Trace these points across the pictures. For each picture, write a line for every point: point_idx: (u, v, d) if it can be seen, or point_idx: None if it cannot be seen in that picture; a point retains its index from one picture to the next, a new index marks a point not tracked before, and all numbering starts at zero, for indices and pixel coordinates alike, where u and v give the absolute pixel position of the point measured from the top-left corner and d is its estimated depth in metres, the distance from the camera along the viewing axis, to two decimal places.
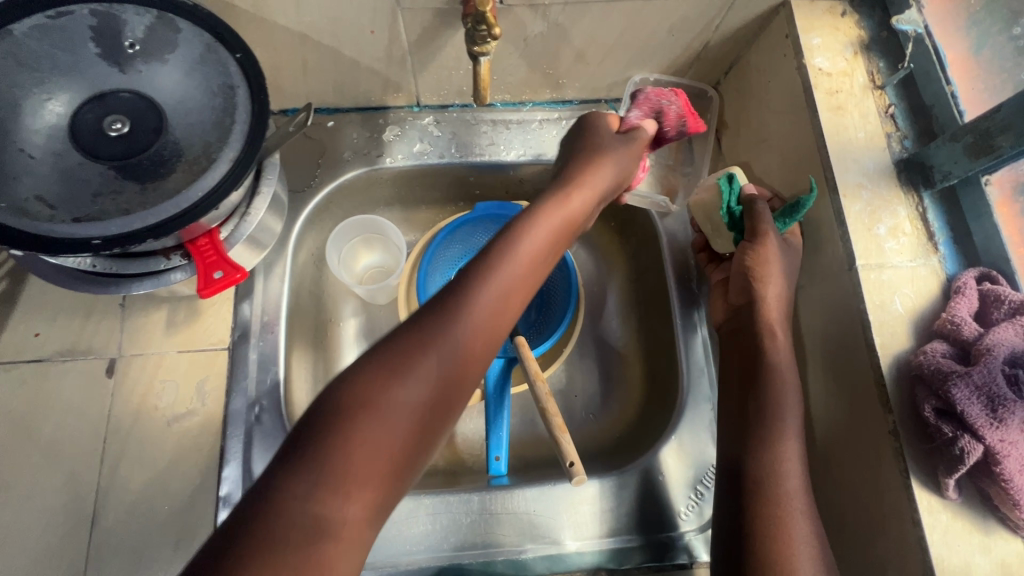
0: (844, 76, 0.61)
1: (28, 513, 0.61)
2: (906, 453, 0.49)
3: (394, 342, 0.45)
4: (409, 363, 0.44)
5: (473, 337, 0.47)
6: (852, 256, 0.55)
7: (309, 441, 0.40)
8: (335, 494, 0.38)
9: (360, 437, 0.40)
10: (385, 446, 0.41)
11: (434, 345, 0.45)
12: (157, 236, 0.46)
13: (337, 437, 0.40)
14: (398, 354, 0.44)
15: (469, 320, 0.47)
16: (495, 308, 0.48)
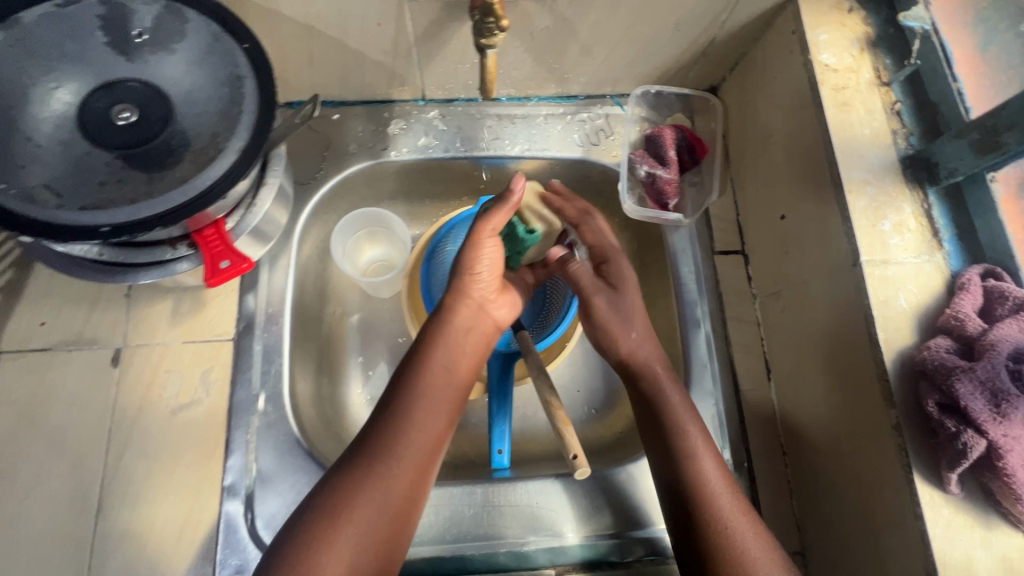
0: (850, 73, 0.61)
1: (33, 500, 0.61)
2: (909, 448, 0.50)
3: (363, 444, 0.55)
4: (375, 458, 0.54)
5: (424, 428, 0.56)
6: (857, 252, 0.55)
7: (302, 531, 0.50)
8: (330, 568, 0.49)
9: (343, 527, 0.50)
10: (365, 532, 0.51)
11: (392, 436, 0.55)
12: (165, 224, 0.46)
13: (327, 533, 0.50)
14: (366, 450, 0.54)
15: (415, 410, 0.57)
16: (442, 383, 0.59)
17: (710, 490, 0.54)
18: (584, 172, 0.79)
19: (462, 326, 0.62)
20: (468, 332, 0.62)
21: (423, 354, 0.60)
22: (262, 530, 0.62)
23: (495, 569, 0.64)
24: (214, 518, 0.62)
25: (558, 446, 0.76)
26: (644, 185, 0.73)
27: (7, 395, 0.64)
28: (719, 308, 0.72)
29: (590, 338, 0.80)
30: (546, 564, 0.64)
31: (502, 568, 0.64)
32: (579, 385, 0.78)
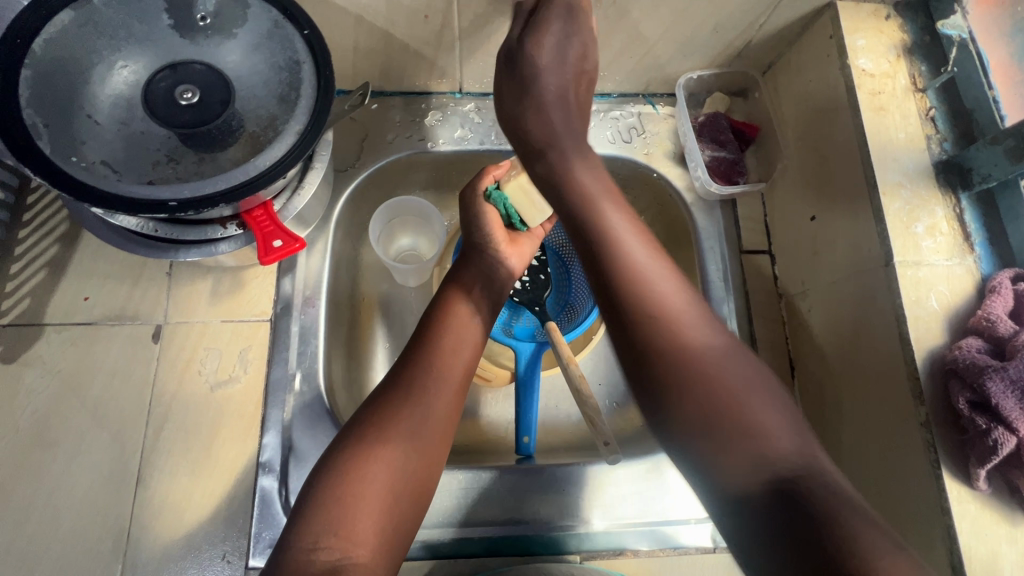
0: (887, 78, 0.62)
1: (75, 468, 0.63)
2: (937, 444, 0.51)
3: (392, 378, 0.56)
4: (407, 386, 0.55)
5: (445, 381, 0.56)
6: (890, 253, 0.56)
7: (344, 451, 0.50)
8: (380, 482, 0.49)
9: (385, 446, 0.51)
10: (405, 453, 0.51)
11: (422, 368, 0.57)
12: (228, 202, 0.48)
13: (369, 451, 0.50)
14: (398, 382, 0.55)
15: (441, 345, 0.59)
16: (468, 321, 0.61)
17: (671, 309, 0.49)
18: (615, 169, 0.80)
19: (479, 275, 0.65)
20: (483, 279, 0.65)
21: (444, 300, 0.63)
22: None
23: (524, 554, 0.65)
24: (249, 493, 0.63)
25: (581, 436, 0.77)
26: (712, 168, 0.76)
27: (52, 366, 0.65)
28: (746, 307, 0.73)
29: None
30: (574, 551, 0.65)
31: (530, 553, 0.65)
32: (601, 378, 0.79)
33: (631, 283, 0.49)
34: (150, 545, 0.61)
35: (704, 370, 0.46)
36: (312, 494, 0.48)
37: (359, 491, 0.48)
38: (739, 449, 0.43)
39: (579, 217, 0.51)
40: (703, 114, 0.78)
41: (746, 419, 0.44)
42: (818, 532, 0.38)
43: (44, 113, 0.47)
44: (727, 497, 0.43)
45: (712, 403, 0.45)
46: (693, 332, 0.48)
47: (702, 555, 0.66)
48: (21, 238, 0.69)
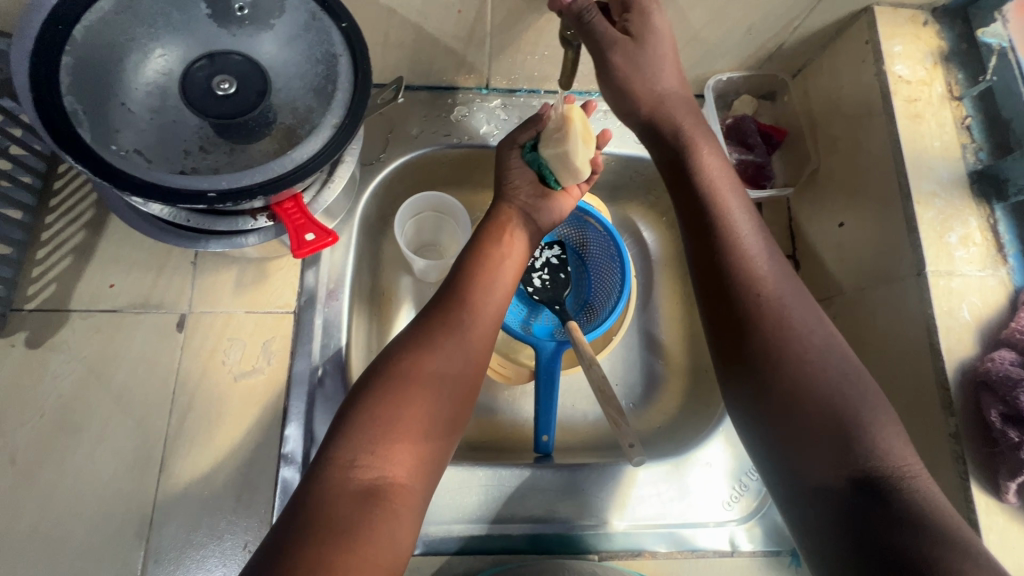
0: (923, 85, 0.61)
1: (100, 454, 0.63)
2: (966, 456, 0.51)
3: (428, 313, 0.57)
4: (444, 321, 0.56)
5: (479, 317, 0.57)
6: (922, 262, 0.56)
7: (383, 379, 0.51)
8: (416, 407, 0.50)
9: (422, 374, 0.52)
10: (440, 382, 0.52)
11: (458, 304, 0.57)
12: (267, 193, 0.48)
13: (408, 377, 0.51)
14: (434, 317, 0.56)
15: (477, 285, 0.59)
16: (503, 264, 0.62)
17: (789, 320, 0.52)
18: (640, 169, 0.80)
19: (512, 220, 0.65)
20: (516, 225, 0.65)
21: (476, 241, 0.63)
22: None
23: (544, 553, 0.65)
24: (271, 483, 0.64)
25: (599, 436, 0.77)
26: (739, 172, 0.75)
27: (77, 351, 0.66)
28: None
29: (633, 334, 0.82)
30: (593, 552, 0.65)
31: (549, 551, 0.65)
32: (618, 379, 0.79)
33: (755, 292, 0.53)
34: (173, 531, 0.61)
35: (819, 379, 0.49)
36: (350, 415, 0.49)
37: (398, 414, 0.49)
38: (839, 449, 0.47)
39: (705, 223, 0.56)
40: (730, 117, 0.78)
41: (848, 420, 0.47)
42: (903, 532, 0.41)
43: (83, 100, 0.47)
44: (800, 482, 0.48)
45: (824, 399, 0.48)
46: (818, 341, 0.51)
47: (720, 558, 0.65)
48: (48, 223, 0.69)
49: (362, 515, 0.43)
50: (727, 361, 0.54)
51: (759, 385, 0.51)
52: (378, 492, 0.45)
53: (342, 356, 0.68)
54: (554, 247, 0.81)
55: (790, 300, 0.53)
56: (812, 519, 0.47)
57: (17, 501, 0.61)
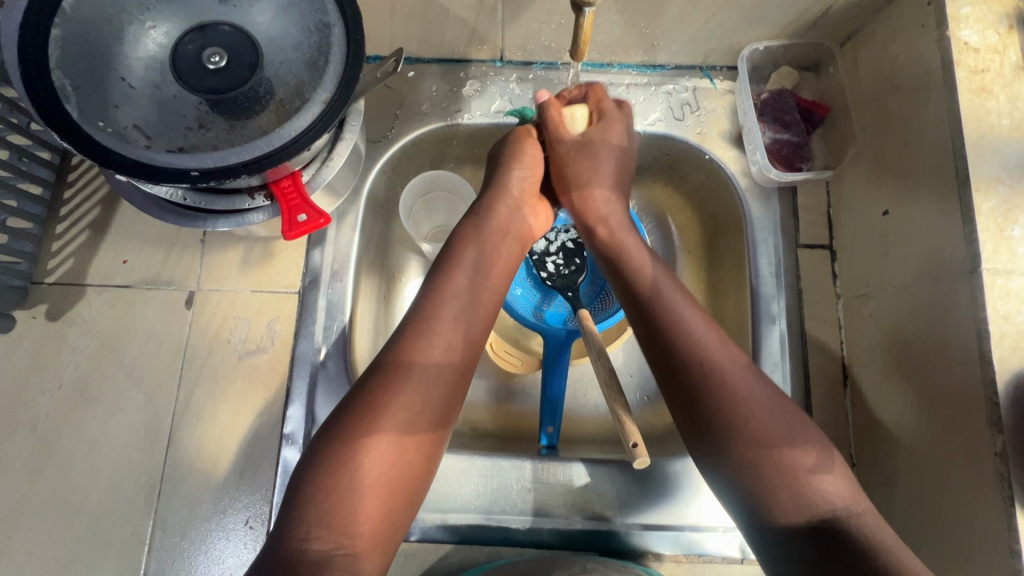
0: (994, 53, 0.53)
1: (112, 425, 0.65)
2: (1013, 479, 0.45)
3: (376, 381, 0.52)
4: (392, 394, 0.51)
5: (462, 342, 0.55)
6: (976, 259, 0.49)
7: (322, 458, 0.48)
8: (371, 479, 0.48)
9: (370, 447, 0.48)
10: (394, 451, 0.49)
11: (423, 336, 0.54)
12: (252, 172, 0.46)
13: (362, 430, 0.49)
14: (381, 387, 0.51)
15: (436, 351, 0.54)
16: (472, 289, 0.58)
17: (730, 384, 0.50)
18: (663, 148, 0.74)
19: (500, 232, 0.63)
20: (508, 227, 0.63)
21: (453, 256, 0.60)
22: None
23: (538, 546, 0.64)
24: (273, 462, 0.64)
25: (608, 429, 0.74)
26: (771, 152, 0.69)
27: (92, 325, 0.67)
28: (798, 307, 0.67)
29: None
30: (592, 548, 0.64)
31: (544, 545, 0.64)
32: (632, 369, 0.76)
33: (688, 347, 0.52)
34: (178, 504, 0.63)
35: (745, 427, 0.49)
36: (303, 491, 0.47)
37: (340, 493, 0.47)
38: (787, 491, 0.46)
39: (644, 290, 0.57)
40: (767, 91, 0.71)
41: (779, 455, 0.48)
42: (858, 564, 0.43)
43: (73, 75, 0.46)
44: (758, 519, 0.47)
45: (753, 453, 0.48)
46: (749, 395, 0.50)
47: (727, 564, 0.63)
48: (66, 199, 0.70)
49: None
50: (686, 436, 0.52)
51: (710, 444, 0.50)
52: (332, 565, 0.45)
53: (347, 338, 0.67)
54: (569, 230, 0.76)
55: (719, 354, 0.52)
56: (761, 543, 0.48)
57: (38, 466, 0.64)
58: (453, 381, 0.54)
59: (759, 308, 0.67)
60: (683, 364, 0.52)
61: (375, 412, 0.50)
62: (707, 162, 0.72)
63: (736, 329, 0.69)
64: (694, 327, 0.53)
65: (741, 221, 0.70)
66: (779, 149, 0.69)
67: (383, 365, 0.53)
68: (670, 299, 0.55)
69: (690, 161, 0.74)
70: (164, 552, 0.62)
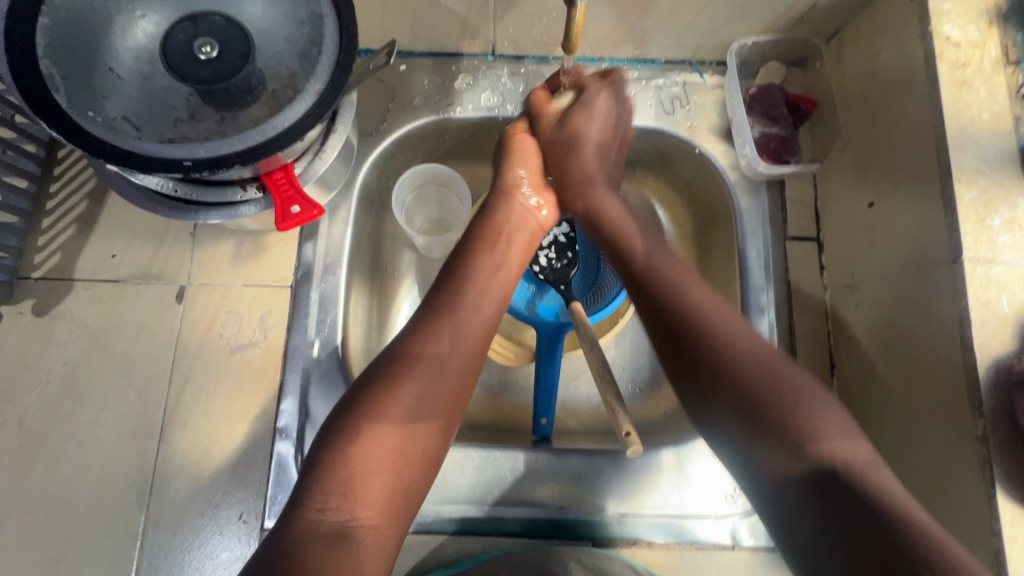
0: (974, 48, 0.54)
1: (103, 421, 0.64)
2: (993, 461, 0.47)
3: (383, 357, 0.53)
4: (405, 365, 0.52)
5: (477, 317, 0.57)
6: (958, 248, 0.51)
7: (341, 430, 0.49)
8: (388, 449, 0.48)
9: (385, 409, 0.50)
10: (408, 416, 0.50)
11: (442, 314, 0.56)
12: (245, 163, 0.46)
13: (381, 400, 0.50)
14: (393, 361, 0.52)
15: (450, 326, 0.55)
16: (490, 274, 0.60)
17: (728, 347, 0.51)
18: (654, 142, 0.75)
19: (514, 215, 0.66)
20: (517, 227, 0.66)
21: (472, 247, 0.62)
22: None
23: (533, 535, 0.65)
24: (266, 455, 0.64)
25: (601, 421, 0.75)
26: (760, 145, 0.70)
27: (80, 321, 0.66)
28: (786, 298, 0.68)
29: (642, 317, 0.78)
30: (585, 537, 0.64)
31: (539, 535, 0.65)
32: (624, 362, 0.77)
33: (687, 317, 0.53)
34: (170, 500, 0.63)
35: (745, 376, 0.50)
36: (314, 462, 0.48)
37: (356, 458, 0.47)
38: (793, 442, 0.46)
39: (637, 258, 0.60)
40: (755, 85, 0.72)
41: (783, 412, 0.48)
42: (872, 524, 0.40)
43: (61, 63, 0.45)
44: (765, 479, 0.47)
45: (756, 405, 0.48)
46: (748, 353, 0.51)
47: (719, 551, 0.64)
48: (52, 193, 0.69)
49: (330, 557, 0.43)
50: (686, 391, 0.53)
51: (724, 409, 0.50)
52: (349, 534, 0.45)
53: (339, 331, 0.67)
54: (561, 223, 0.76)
55: (716, 322, 0.53)
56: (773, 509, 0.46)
57: (26, 463, 0.63)
58: (468, 353, 0.55)
59: (748, 299, 0.68)
60: (677, 326, 0.53)
61: (385, 383, 0.51)
62: (697, 156, 0.73)
63: None
64: (681, 295, 0.55)
65: (730, 214, 0.72)
66: (768, 144, 0.70)
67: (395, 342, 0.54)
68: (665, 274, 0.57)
69: (680, 155, 0.75)
70: (156, 548, 0.61)
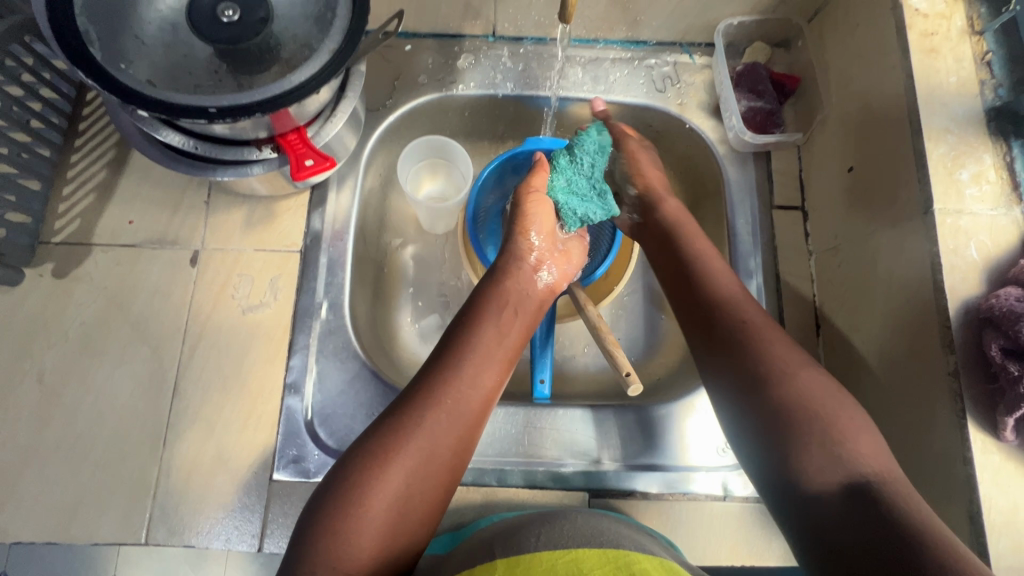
0: (941, 19, 0.59)
1: (118, 377, 0.67)
2: (964, 394, 0.50)
3: (401, 400, 0.54)
4: (406, 431, 0.51)
5: (479, 378, 0.56)
6: (929, 200, 0.54)
7: (338, 488, 0.49)
8: (380, 512, 0.48)
9: (396, 456, 0.50)
10: (417, 464, 0.50)
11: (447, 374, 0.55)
12: (265, 111, 0.49)
13: (379, 467, 0.49)
14: (385, 443, 0.51)
15: (466, 374, 0.56)
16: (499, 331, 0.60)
17: (785, 375, 0.52)
18: (647, 119, 0.79)
19: (517, 291, 0.63)
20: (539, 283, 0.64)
21: (480, 300, 0.62)
22: (319, 428, 0.66)
23: (533, 487, 0.67)
24: (275, 410, 0.67)
25: (597, 385, 0.78)
26: (747, 119, 0.74)
27: (98, 282, 0.69)
28: (773, 263, 0.71)
29: (636, 287, 0.82)
30: (583, 488, 0.67)
31: (539, 487, 0.67)
32: (619, 331, 0.79)
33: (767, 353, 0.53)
34: (183, 453, 0.65)
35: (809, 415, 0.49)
36: (326, 491, 0.49)
37: (365, 495, 0.48)
38: (821, 451, 0.48)
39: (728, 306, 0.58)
40: (741, 64, 0.77)
41: (829, 425, 0.48)
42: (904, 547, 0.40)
43: (96, 22, 0.49)
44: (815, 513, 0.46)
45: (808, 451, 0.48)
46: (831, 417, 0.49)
47: (711, 502, 0.66)
48: (73, 163, 0.73)
49: None
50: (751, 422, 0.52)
51: (745, 417, 0.52)
52: None
53: (345, 293, 0.70)
54: None
55: (808, 386, 0.51)
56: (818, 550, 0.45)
57: (45, 416, 0.65)
58: (483, 401, 0.56)
59: (737, 263, 0.71)
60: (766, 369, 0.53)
61: (398, 427, 0.51)
62: (688, 131, 0.77)
63: None
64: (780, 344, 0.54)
65: (720, 184, 0.75)
66: (754, 119, 0.74)
67: (412, 389, 0.55)
68: (754, 318, 0.56)
69: (671, 131, 0.79)
70: (168, 498, 0.64)
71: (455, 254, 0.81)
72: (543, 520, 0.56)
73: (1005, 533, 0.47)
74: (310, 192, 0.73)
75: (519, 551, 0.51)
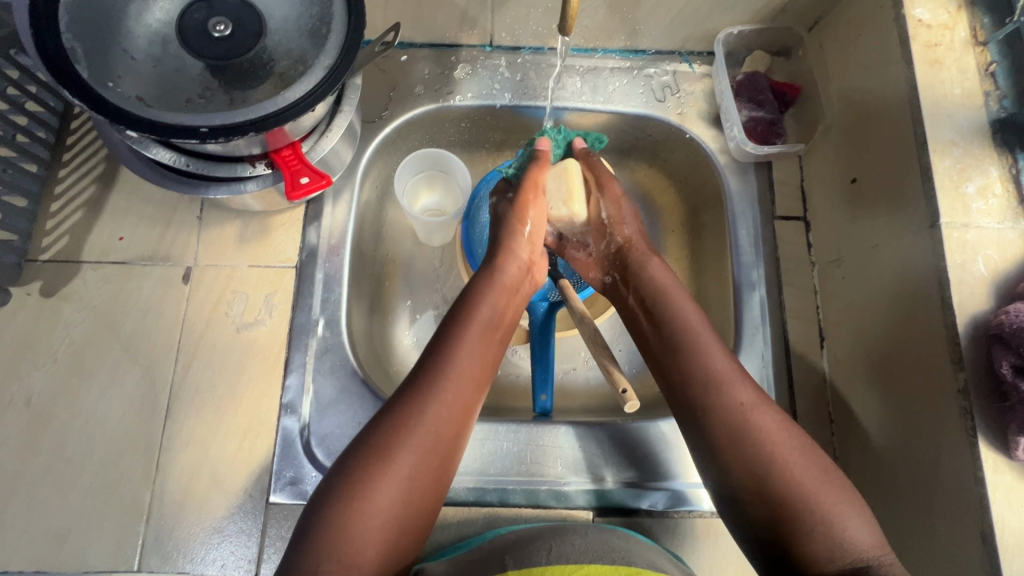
0: (945, 29, 0.58)
1: (110, 398, 0.65)
2: (974, 411, 0.49)
3: (371, 438, 0.52)
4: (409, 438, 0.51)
5: (470, 387, 0.56)
6: (936, 213, 0.54)
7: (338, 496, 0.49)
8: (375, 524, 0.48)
9: (382, 489, 0.49)
10: (413, 473, 0.51)
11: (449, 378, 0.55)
12: (259, 131, 0.48)
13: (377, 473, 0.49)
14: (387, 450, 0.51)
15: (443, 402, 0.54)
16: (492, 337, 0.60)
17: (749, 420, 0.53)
18: (647, 129, 0.78)
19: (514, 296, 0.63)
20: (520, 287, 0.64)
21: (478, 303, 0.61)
22: (317, 449, 0.64)
23: (536, 506, 0.66)
24: (272, 431, 0.65)
25: (598, 400, 0.76)
26: (748, 129, 0.74)
27: (88, 301, 0.68)
28: (776, 274, 0.71)
29: None
30: (586, 506, 0.66)
31: (541, 505, 0.66)
32: (621, 343, 0.78)
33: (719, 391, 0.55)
34: (176, 476, 0.63)
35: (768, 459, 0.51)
36: (307, 535, 0.47)
37: (347, 541, 0.47)
38: (799, 497, 0.49)
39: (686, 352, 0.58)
40: (741, 73, 0.76)
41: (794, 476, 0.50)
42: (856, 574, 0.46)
43: (81, 37, 0.47)
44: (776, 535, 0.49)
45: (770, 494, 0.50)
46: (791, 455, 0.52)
47: (717, 519, 0.65)
48: (60, 178, 0.71)
49: None
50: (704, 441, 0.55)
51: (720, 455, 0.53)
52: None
53: (343, 310, 0.68)
54: None
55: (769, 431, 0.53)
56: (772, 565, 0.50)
57: (33, 440, 0.63)
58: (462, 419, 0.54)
59: (739, 275, 0.70)
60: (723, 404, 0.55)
61: (371, 468, 0.50)
62: (688, 141, 0.76)
63: (720, 296, 0.73)
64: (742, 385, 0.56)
65: (722, 195, 0.74)
66: (755, 129, 0.74)
67: (382, 417, 0.53)
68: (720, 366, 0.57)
69: (672, 141, 0.78)
70: (162, 523, 0.62)
71: (453, 267, 0.79)
72: (552, 532, 0.56)
73: (1018, 554, 0.46)
74: (305, 206, 0.72)
75: (528, 563, 0.51)
